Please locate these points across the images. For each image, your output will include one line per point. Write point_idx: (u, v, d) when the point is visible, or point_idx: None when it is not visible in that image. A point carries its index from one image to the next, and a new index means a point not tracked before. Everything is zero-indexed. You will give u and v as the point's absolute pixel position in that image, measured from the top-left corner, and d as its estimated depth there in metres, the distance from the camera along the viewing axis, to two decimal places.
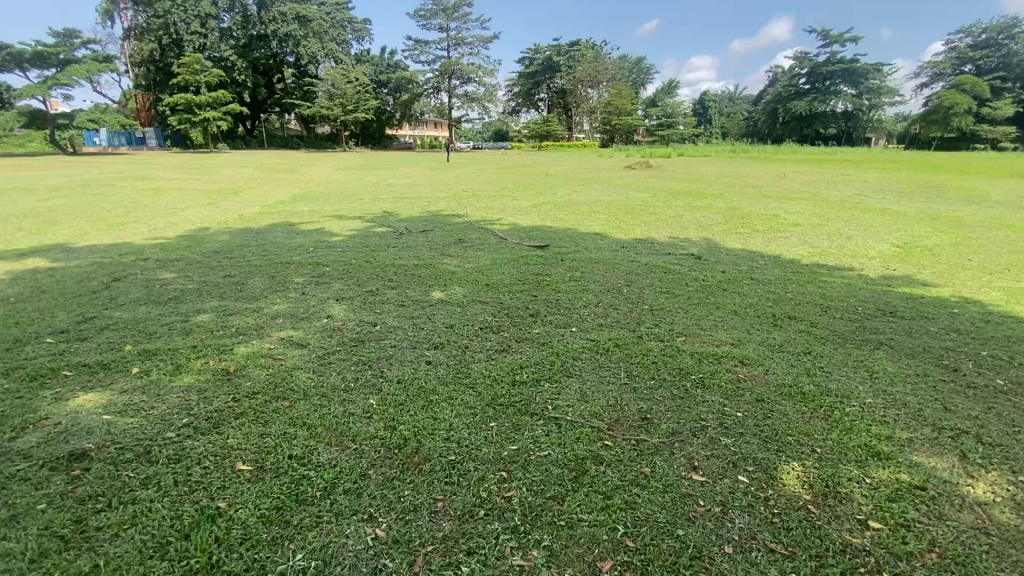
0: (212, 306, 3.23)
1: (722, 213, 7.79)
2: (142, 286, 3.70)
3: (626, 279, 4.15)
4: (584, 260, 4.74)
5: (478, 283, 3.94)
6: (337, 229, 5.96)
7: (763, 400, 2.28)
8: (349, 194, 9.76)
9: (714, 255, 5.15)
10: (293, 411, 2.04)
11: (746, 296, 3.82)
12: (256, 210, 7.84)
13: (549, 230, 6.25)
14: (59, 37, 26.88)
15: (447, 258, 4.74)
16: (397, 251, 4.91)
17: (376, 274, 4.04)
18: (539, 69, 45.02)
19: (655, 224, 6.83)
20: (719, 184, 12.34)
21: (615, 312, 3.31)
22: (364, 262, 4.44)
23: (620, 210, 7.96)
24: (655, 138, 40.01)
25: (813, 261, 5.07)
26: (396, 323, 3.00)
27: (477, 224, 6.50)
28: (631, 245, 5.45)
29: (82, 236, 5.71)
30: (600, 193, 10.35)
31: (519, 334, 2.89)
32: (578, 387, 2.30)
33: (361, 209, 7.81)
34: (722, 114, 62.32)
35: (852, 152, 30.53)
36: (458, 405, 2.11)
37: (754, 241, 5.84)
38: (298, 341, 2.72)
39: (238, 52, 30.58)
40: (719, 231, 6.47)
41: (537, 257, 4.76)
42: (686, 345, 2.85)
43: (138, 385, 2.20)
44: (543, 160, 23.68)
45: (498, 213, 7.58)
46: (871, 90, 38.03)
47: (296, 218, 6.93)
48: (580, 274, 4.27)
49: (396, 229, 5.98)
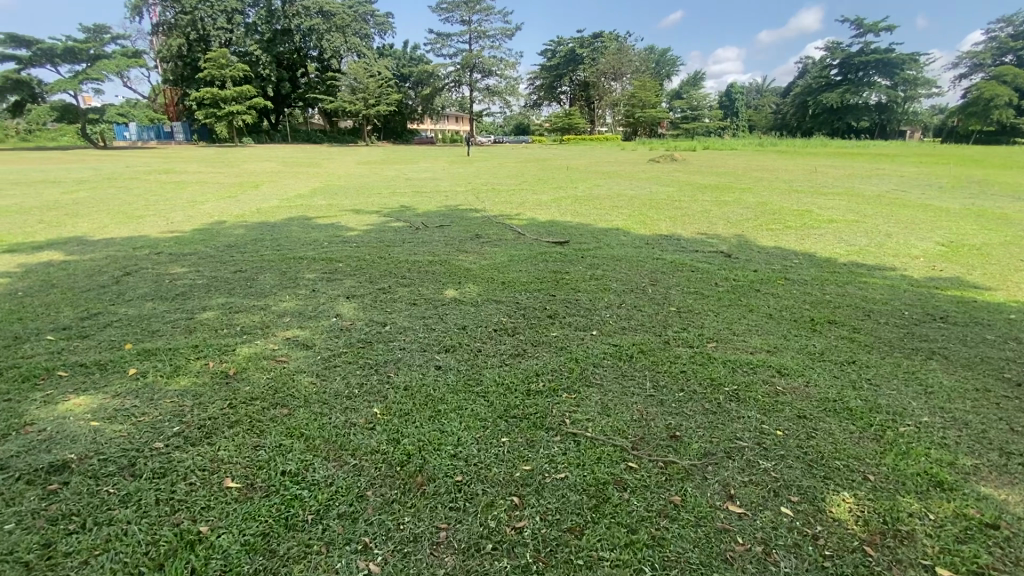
0: (218, 303, 3.13)
1: (751, 208, 7.45)
2: (151, 281, 3.63)
3: (651, 278, 3.92)
4: (606, 258, 4.52)
5: (494, 280, 3.76)
6: (353, 223, 5.85)
7: (806, 417, 2.05)
8: (367, 187, 9.69)
9: (744, 253, 4.87)
10: (291, 421, 1.89)
11: (781, 297, 3.56)
12: (274, 203, 7.80)
13: (570, 225, 6.03)
14: (91, 33, 27.51)
15: (463, 254, 4.57)
16: (412, 247, 4.76)
17: (389, 271, 3.89)
18: (561, 62, 44.52)
19: (680, 219, 6.55)
20: (747, 178, 11.90)
21: (639, 314, 3.10)
22: (378, 258, 4.31)
23: (644, 205, 7.68)
24: (679, 131, 39.19)
25: (850, 260, 4.76)
26: (407, 323, 2.85)
27: (496, 219, 6.32)
28: (656, 242, 5.20)
29: (101, 229, 5.72)
30: (622, 187, 10.07)
31: (536, 337, 2.71)
32: (599, 398, 2.11)
33: (378, 203, 7.69)
34: (749, 107, 60.84)
35: (886, 145, 29.42)
36: (468, 417, 1.94)
37: (786, 238, 5.54)
38: (303, 342, 2.58)
39: (263, 47, 30.93)
40: (749, 227, 6.16)
41: (557, 254, 4.55)
42: (717, 352, 2.62)
43: (132, 387, 2.09)
44: (565, 153, 23.32)
45: (517, 207, 7.38)
46: (906, 81, 36.59)
47: (312, 211, 6.86)
48: (602, 272, 4.05)
49: (411, 224, 5.84)
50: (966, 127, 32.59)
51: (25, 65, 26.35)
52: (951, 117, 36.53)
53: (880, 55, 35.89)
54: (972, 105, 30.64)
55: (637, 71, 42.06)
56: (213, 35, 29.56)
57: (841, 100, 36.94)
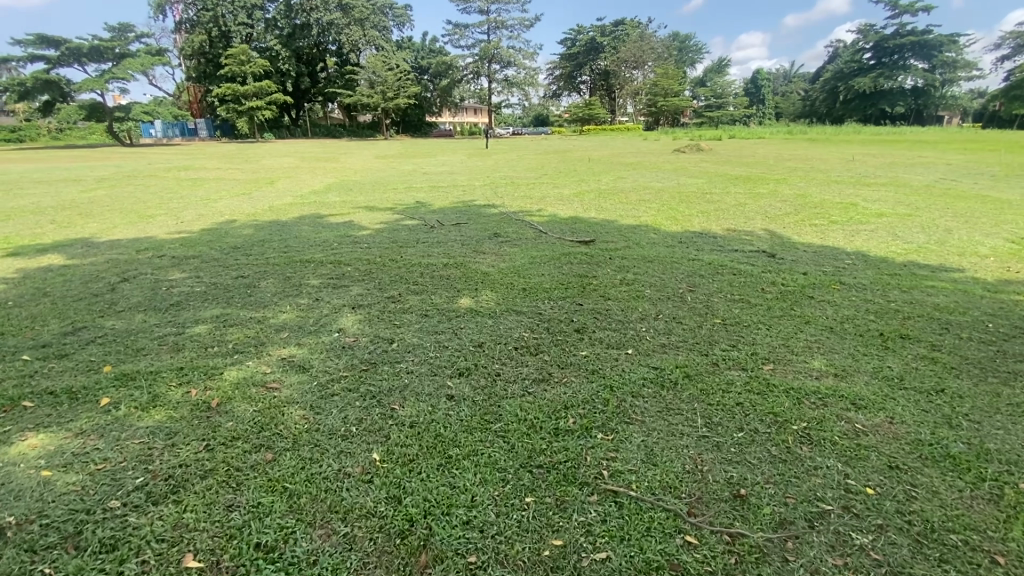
0: (213, 315, 2.85)
1: (790, 201, 6.93)
2: (147, 288, 3.39)
3: (690, 283, 3.54)
4: (636, 259, 4.14)
5: (513, 286, 3.43)
6: (366, 221, 5.58)
7: (898, 467, 1.67)
8: (383, 183, 9.46)
9: (789, 252, 4.42)
10: (274, 471, 1.59)
11: (840, 307, 3.14)
12: (287, 200, 7.58)
13: (595, 223, 5.64)
14: (115, 32, 27.87)
15: (481, 256, 4.23)
16: (426, 248, 4.44)
17: (401, 276, 3.58)
18: (581, 51, 43.75)
19: (713, 215, 6.09)
20: (779, 169, 11.28)
21: (679, 328, 2.73)
22: (389, 261, 4.00)
23: (673, 199, 7.22)
24: (702, 120, 38.10)
25: (909, 260, 4.28)
26: (416, 340, 2.53)
27: (515, 215, 5.97)
28: (690, 240, 4.78)
29: (109, 229, 5.57)
30: (648, 179, 9.63)
31: (562, 357, 2.36)
32: (641, 441, 1.75)
33: (394, 199, 7.42)
34: (776, 94, 59.09)
35: (924, 131, 28.15)
36: (484, 467, 1.60)
37: (833, 235, 5.06)
38: (299, 364, 2.29)
39: (282, 42, 31.03)
40: (790, 223, 5.67)
41: (583, 255, 4.18)
42: (776, 377, 2.24)
43: (99, 423, 1.82)
44: (584, 145, 22.81)
45: (538, 202, 7.01)
46: (945, 63, 34.84)
47: (326, 209, 6.62)
48: (634, 276, 3.68)
49: (426, 222, 5.53)
50: (1009, 112, 31.23)
51: (53, 65, 26.85)
52: (992, 101, 34.90)
53: (917, 37, 34.28)
54: (1016, 87, 30.09)
55: (659, 58, 40.98)
56: (234, 31, 29.79)
57: (874, 85, 35.40)
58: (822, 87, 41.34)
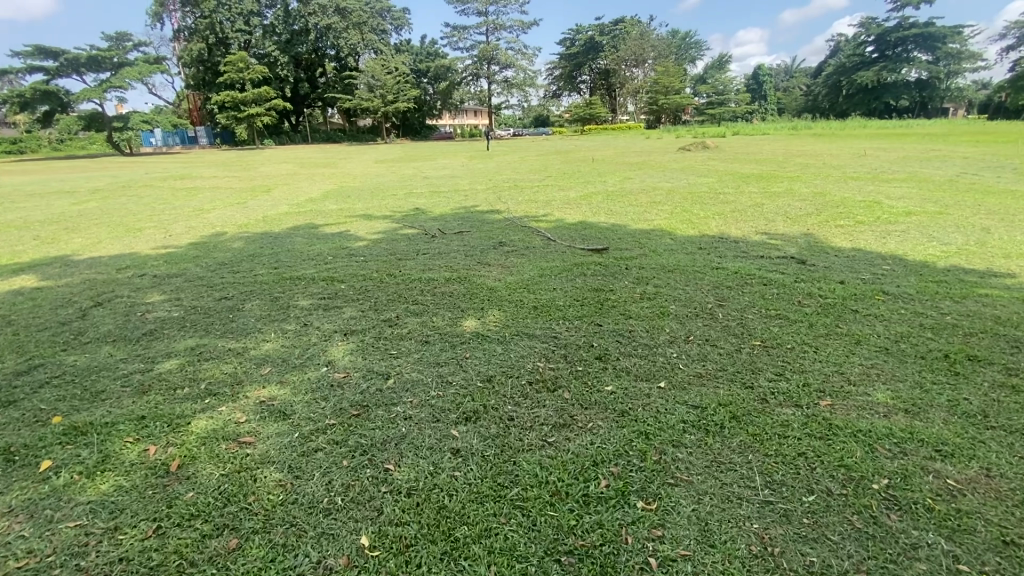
0: (187, 347, 2.53)
1: (809, 200, 6.57)
2: (119, 315, 3.07)
3: (718, 296, 3.21)
4: (656, 269, 3.80)
5: (523, 303, 3.10)
6: (363, 231, 5.27)
7: (1018, 545, 1.34)
8: (381, 189, 9.16)
9: (820, 258, 4.07)
10: (239, 568, 1.26)
11: (890, 323, 2.79)
12: (283, 210, 7.27)
13: (607, 228, 5.31)
14: (112, 41, 27.70)
15: (486, 267, 3.92)
16: (427, 261, 4.12)
17: (400, 294, 3.27)
18: (581, 51, 43.44)
19: (731, 217, 5.73)
20: (791, 165, 10.91)
21: (716, 352, 2.41)
22: (388, 276, 3.69)
23: (686, 200, 6.87)
24: (704, 117, 37.71)
25: (952, 264, 3.93)
26: (415, 374, 2.19)
27: (521, 222, 5.63)
28: (711, 246, 4.43)
29: (91, 246, 5.27)
30: (656, 179, 9.29)
31: (586, 394, 2.03)
32: (693, 512, 1.42)
33: (392, 206, 7.12)
34: (778, 91, 58.69)
35: (930, 123, 27.77)
36: (505, 557, 1.28)
37: (863, 237, 4.72)
38: (279, 409, 1.96)
39: (281, 48, 30.86)
40: (814, 224, 5.31)
41: (597, 266, 3.86)
42: (839, 417, 1.91)
43: (30, 498, 1.51)
44: (587, 145, 22.46)
45: (543, 207, 6.68)
46: (949, 55, 34.35)
47: (321, 218, 6.32)
48: (657, 289, 3.36)
49: (427, 230, 5.20)
50: (1016, 102, 30.96)
51: (51, 76, 26.71)
52: (998, 93, 34.53)
53: (920, 29, 33.83)
54: None
55: (660, 56, 40.63)
56: (232, 37, 29.60)
57: (877, 78, 34.98)
58: (824, 81, 40.92)
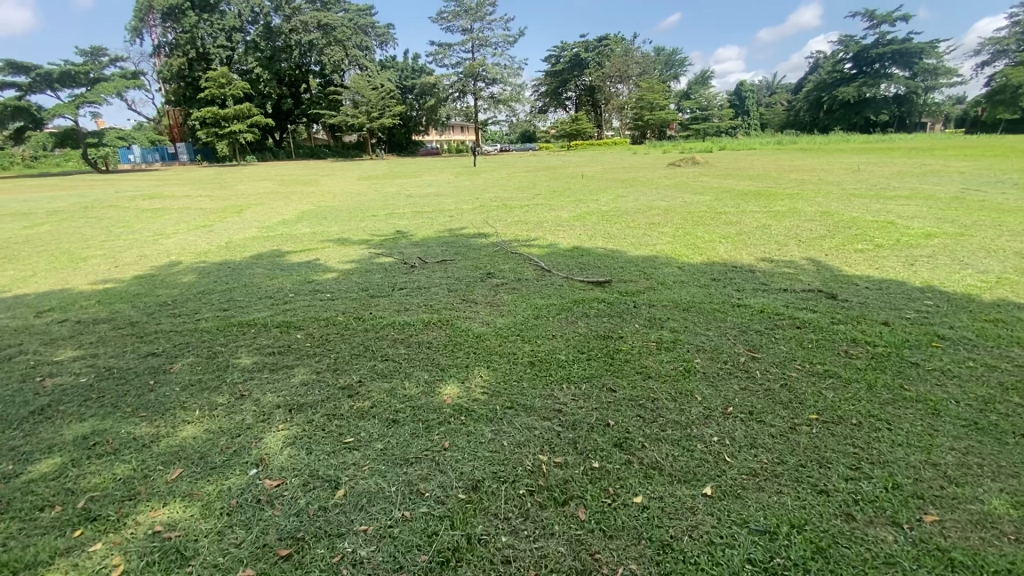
0: (77, 436, 1.93)
1: (818, 221, 6.15)
2: (11, 382, 2.45)
3: (749, 345, 2.71)
4: (669, 307, 3.28)
5: (518, 357, 2.55)
6: (334, 259, 4.70)
7: None
8: (362, 209, 8.62)
9: (850, 290, 3.61)
10: None
11: (963, 382, 2.29)
12: (250, 234, 6.65)
13: (607, 254, 4.78)
14: (87, 57, 26.91)
15: (472, 306, 3.36)
16: (405, 298, 3.55)
17: (370, 347, 2.71)
18: (566, 68, 43.65)
19: (740, 240, 5.26)
20: (787, 182, 10.60)
21: (769, 435, 1.88)
22: (356, 320, 3.13)
23: (687, 221, 6.41)
24: (690, 133, 37.81)
25: (998, 297, 3.49)
26: (372, 481, 1.62)
27: (511, 247, 5.09)
28: (725, 277, 3.93)
29: (24, 279, 4.64)
30: (651, 198, 8.87)
31: (608, 515, 1.48)
32: None
33: (371, 228, 6.56)
34: (760, 106, 59.44)
35: (912, 138, 28.14)
36: None
37: (888, 264, 4.29)
38: (175, 550, 1.39)
39: (263, 63, 30.37)
40: (831, 249, 4.87)
41: (600, 304, 3.35)
42: (960, 547, 1.38)
43: None
44: (574, 161, 22.18)
45: (533, 229, 6.16)
46: (926, 71, 35.00)
47: (291, 243, 5.75)
48: (674, 334, 2.84)
49: (405, 259, 4.63)
50: (993, 117, 31.58)
51: (22, 92, 25.82)
52: (974, 107, 35.22)
53: (898, 45, 34.46)
54: (1000, 92, 30.62)
55: (644, 73, 40.78)
56: (213, 53, 29.03)
57: (857, 94, 35.45)
58: (806, 98, 41.51)
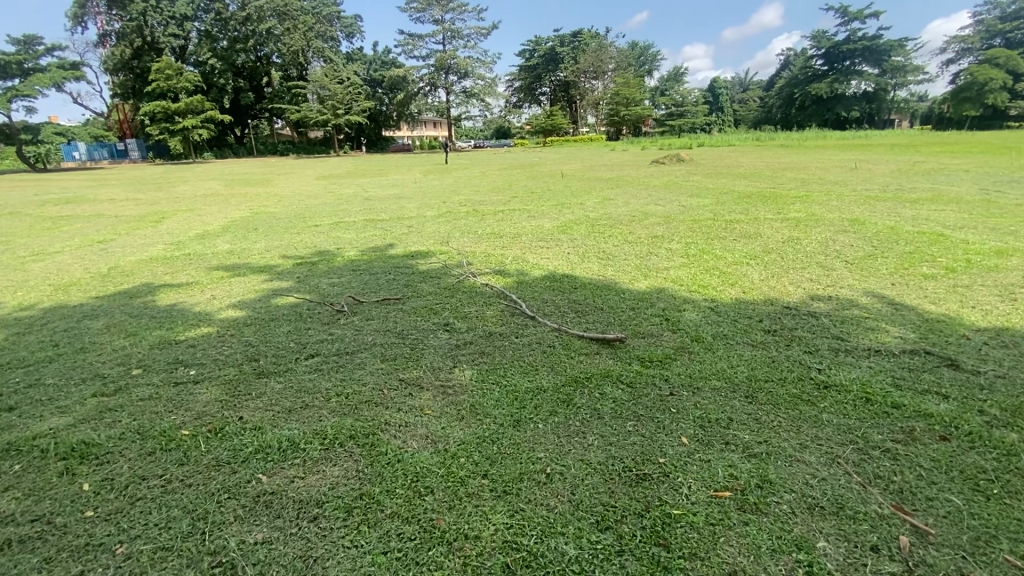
0: None
1: (854, 232, 5.09)
2: None
3: (892, 494, 1.53)
4: (724, 392, 2.10)
5: (483, 556, 1.30)
6: (229, 297, 3.39)
7: None
8: (306, 216, 7.32)
9: (969, 351, 2.49)
10: None
11: None
12: (150, 253, 5.23)
13: (607, 284, 3.61)
14: (20, 45, 24.33)
15: (416, 397, 2.09)
16: (315, 378, 2.28)
17: (200, 524, 1.43)
18: (540, 62, 42.57)
19: (772, 261, 4.14)
20: (787, 181, 9.68)
21: None
22: (213, 435, 1.86)
23: (696, 232, 5.31)
24: (666, 129, 37.08)
25: None
26: None
27: (479, 275, 3.87)
28: (782, 326, 2.79)
29: None
30: (644, 200, 7.76)
31: None
32: None
33: (306, 244, 5.26)
34: (733, 103, 59.40)
35: (887, 134, 27.86)
36: None
37: (980, 298, 3.24)
38: None
39: (218, 54, 28.35)
40: (891, 272, 3.81)
41: (616, 388, 2.14)
42: None
43: None
44: (551, 157, 21.13)
45: (509, 245, 4.93)
46: (895, 69, 35.17)
47: (195, 267, 4.42)
48: (756, 466, 1.65)
49: (330, 298, 3.33)
50: (958, 113, 31.59)
51: None
52: (940, 104, 35.59)
53: (867, 42, 34.40)
54: (965, 89, 30.59)
55: (620, 67, 39.56)
56: (162, 42, 26.85)
57: (830, 90, 35.15)
58: (778, 94, 41.43)
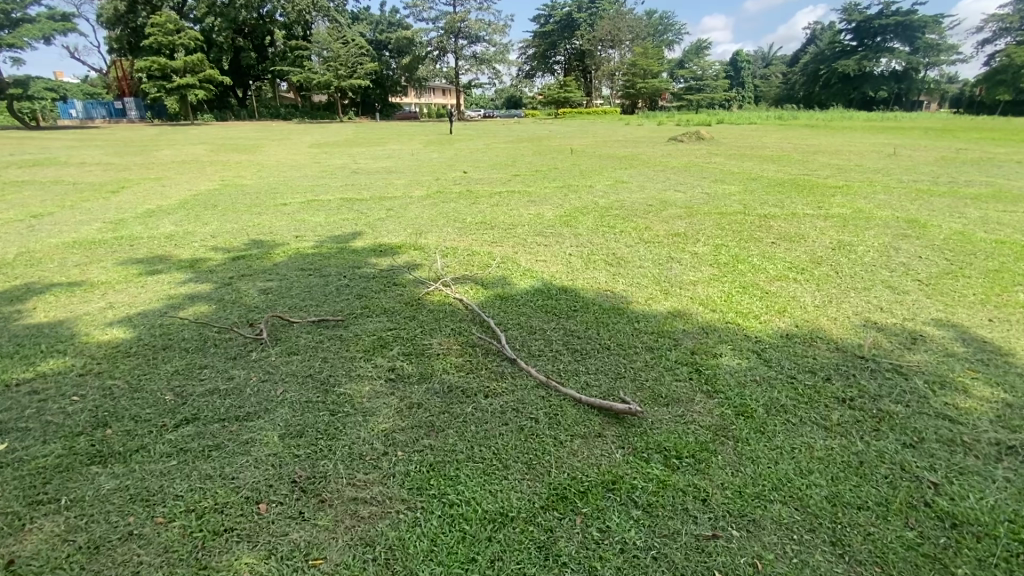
0: None
1: (916, 237, 4.23)
2: None
3: None
4: (795, 536, 1.31)
5: None
6: (124, 313, 2.63)
7: None
8: (278, 191, 6.50)
9: None
10: None
11: None
12: (80, 232, 4.48)
13: (617, 305, 2.80)
14: None
15: (307, 525, 1.32)
16: (169, 472, 1.50)
17: None
18: (555, 28, 40.58)
19: (823, 275, 3.31)
20: (821, 167, 8.70)
21: None
22: None
23: (726, 229, 4.46)
24: (683, 104, 35.35)
25: None
26: None
27: (450, 284, 3.06)
28: (860, 391, 1.98)
29: None
30: (662, 185, 6.85)
31: None
32: None
33: (262, 229, 4.46)
34: (756, 77, 56.87)
35: (918, 116, 26.25)
36: None
37: None
38: None
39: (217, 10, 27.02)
40: (978, 299, 2.96)
41: (627, 519, 1.35)
42: None
43: None
44: (561, 130, 20.01)
45: (499, 240, 4.11)
46: (928, 47, 33.13)
47: (117, 257, 3.66)
48: None
49: (251, 317, 2.57)
50: (991, 98, 29.77)
51: None
52: (973, 87, 33.60)
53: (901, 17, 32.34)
54: (1001, 72, 28.72)
55: (638, 37, 37.63)
56: None
57: (858, 67, 33.19)
58: (803, 70, 39.35)
